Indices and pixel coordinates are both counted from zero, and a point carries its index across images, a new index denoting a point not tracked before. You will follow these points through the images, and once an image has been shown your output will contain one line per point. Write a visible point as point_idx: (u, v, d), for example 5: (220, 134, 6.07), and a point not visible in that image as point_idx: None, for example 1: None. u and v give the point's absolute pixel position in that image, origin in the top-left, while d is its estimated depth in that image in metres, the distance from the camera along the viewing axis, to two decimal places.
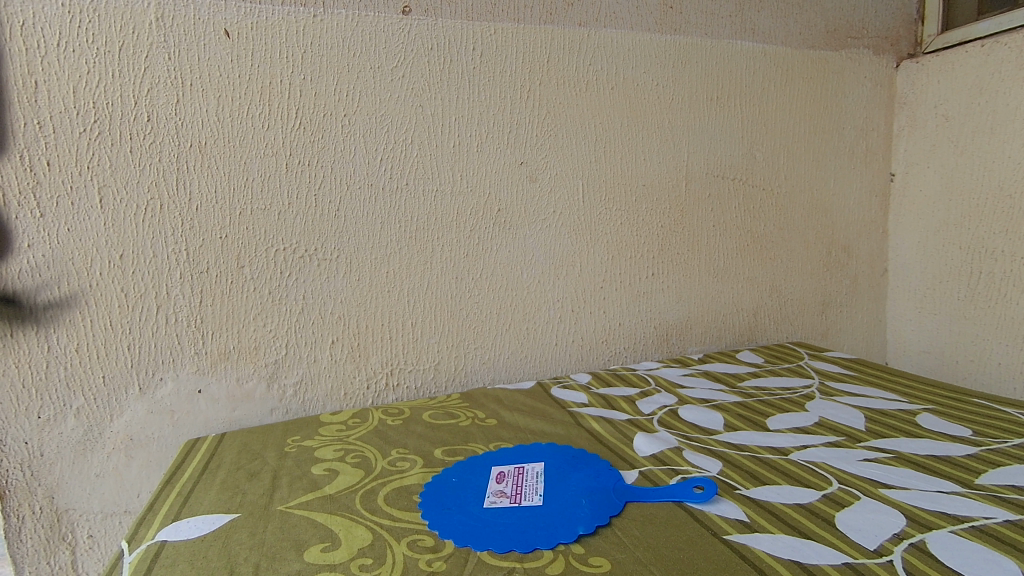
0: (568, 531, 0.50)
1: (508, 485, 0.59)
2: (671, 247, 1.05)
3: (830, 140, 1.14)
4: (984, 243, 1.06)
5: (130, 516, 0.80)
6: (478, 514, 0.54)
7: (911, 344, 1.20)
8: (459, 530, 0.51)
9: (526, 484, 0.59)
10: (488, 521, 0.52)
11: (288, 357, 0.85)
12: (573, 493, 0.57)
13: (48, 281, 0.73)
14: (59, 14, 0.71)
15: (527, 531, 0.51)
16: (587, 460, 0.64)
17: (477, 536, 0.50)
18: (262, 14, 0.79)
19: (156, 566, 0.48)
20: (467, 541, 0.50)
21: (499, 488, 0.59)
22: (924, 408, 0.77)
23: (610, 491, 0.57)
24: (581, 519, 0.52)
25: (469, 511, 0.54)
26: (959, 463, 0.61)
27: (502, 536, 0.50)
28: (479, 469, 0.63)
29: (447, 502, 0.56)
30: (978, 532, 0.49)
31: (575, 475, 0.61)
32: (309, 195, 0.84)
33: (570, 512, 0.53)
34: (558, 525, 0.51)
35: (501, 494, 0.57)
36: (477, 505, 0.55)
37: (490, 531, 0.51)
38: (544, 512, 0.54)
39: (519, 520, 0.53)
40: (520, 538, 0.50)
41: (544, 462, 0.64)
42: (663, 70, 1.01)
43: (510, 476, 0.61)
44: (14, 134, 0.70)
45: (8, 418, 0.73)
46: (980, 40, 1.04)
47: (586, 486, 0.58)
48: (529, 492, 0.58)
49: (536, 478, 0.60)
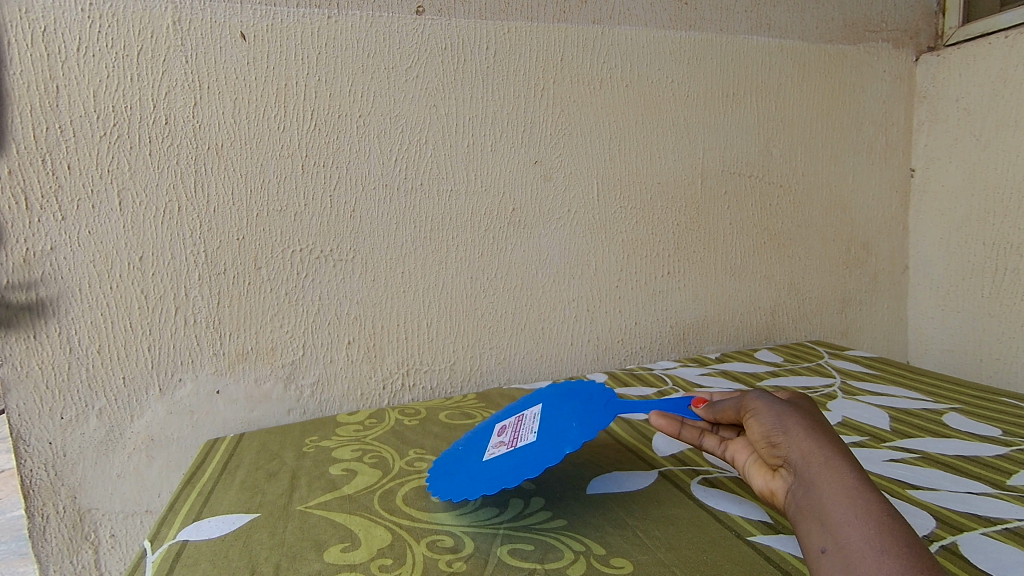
0: (555, 454, 0.51)
1: (507, 434, 0.60)
2: (688, 245, 1.04)
3: (849, 135, 1.13)
4: (1008, 239, 1.04)
5: (151, 516, 0.81)
6: (477, 469, 0.56)
7: (933, 342, 1.18)
8: (457, 488, 0.54)
9: (522, 424, 0.60)
10: (483, 471, 0.54)
11: (305, 357, 0.86)
12: (564, 419, 0.57)
13: (70, 284, 0.74)
14: (79, 19, 0.72)
15: (517, 467, 0.52)
16: (584, 387, 0.65)
17: (471, 489, 0.52)
18: (277, 16, 0.80)
19: (178, 565, 0.48)
20: (462, 496, 0.52)
21: (499, 438, 0.60)
22: (950, 408, 0.75)
23: (601, 411, 0.57)
24: (570, 440, 0.52)
25: (473, 471, 0.56)
26: (988, 464, 0.60)
27: (493, 480, 0.51)
28: (484, 432, 0.65)
29: (450, 468, 0.59)
30: (1011, 534, 0.47)
31: (568, 404, 0.61)
32: (325, 196, 0.84)
33: (561, 435, 0.54)
34: (545, 451, 0.52)
35: (500, 444, 0.58)
36: (477, 463, 0.57)
37: (483, 479, 0.52)
38: (537, 443, 0.54)
39: (515, 458, 0.53)
40: (508, 475, 0.51)
41: (542, 401, 0.65)
42: (678, 66, 1.00)
43: (509, 425, 0.62)
44: (37, 138, 0.71)
45: (32, 418, 0.74)
46: (1003, 32, 1.02)
47: (580, 411, 0.59)
48: (524, 430, 0.58)
49: (531, 416, 0.61)
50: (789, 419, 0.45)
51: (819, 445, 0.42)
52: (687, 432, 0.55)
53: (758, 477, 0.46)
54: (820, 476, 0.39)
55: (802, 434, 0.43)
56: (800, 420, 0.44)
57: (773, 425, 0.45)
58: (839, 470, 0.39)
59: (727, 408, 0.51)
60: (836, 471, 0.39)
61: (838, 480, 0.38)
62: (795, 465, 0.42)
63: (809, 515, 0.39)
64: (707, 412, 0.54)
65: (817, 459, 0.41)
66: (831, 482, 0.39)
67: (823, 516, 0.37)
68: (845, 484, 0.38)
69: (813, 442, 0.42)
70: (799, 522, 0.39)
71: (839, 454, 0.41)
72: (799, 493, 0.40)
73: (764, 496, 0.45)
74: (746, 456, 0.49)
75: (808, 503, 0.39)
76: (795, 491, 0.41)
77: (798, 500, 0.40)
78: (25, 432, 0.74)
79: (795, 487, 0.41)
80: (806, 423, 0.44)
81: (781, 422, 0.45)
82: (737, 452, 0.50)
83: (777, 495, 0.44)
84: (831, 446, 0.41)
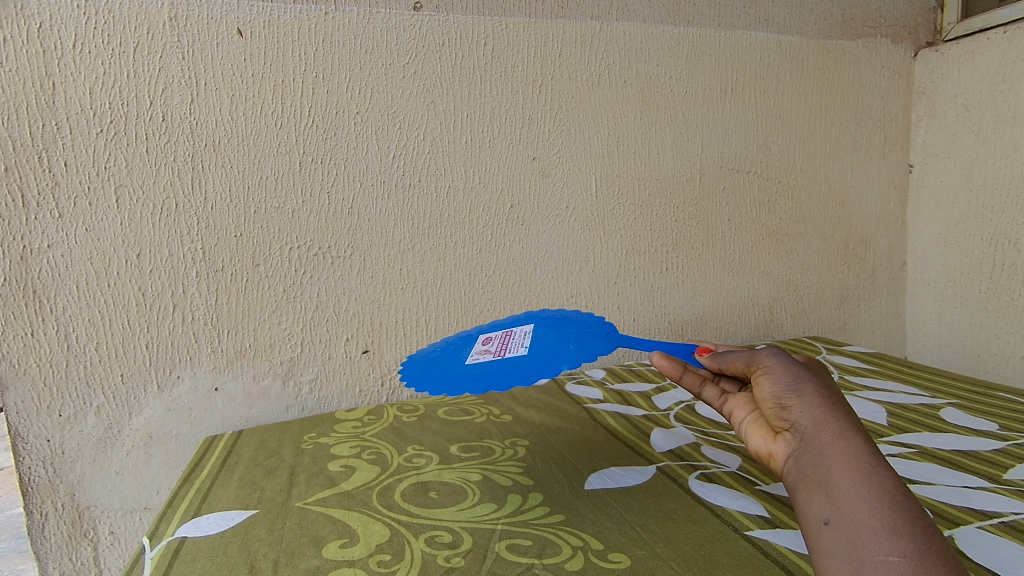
0: (553, 368, 0.54)
1: (494, 346, 0.62)
2: (686, 241, 1.04)
3: (847, 131, 1.12)
4: (1007, 235, 1.04)
5: (150, 513, 0.81)
6: (459, 370, 0.57)
7: (931, 338, 1.18)
8: (434, 382, 0.55)
9: (511, 341, 0.62)
10: (466, 373, 0.56)
11: (304, 354, 0.86)
12: (561, 342, 0.60)
13: (68, 281, 0.74)
14: (75, 15, 0.71)
15: (506, 375, 0.54)
16: (579, 320, 0.68)
17: (450, 384, 0.53)
18: (274, 13, 0.79)
19: (176, 562, 0.48)
20: (440, 389, 0.53)
21: (484, 349, 0.62)
22: (947, 402, 0.75)
23: (599, 339, 0.61)
24: (567, 359, 0.56)
25: (455, 369, 0.58)
26: (985, 458, 0.60)
27: (480, 382, 0.53)
28: (469, 341, 0.66)
29: (424, 369, 0.60)
30: (1008, 527, 0.47)
31: (561, 331, 0.64)
32: (323, 193, 0.84)
33: (556, 354, 0.57)
34: (542, 366, 0.55)
35: (486, 353, 0.60)
36: (459, 365, 0.59)
37: (468, 380, 0.54)
38: (529, 357, 0.57)
39: (505, 366, 0.56)
40: (498, 380, 0.53)
41: (532, 325, 0.67)
42: (677, 62, 1.00)
43: (496, 339, 0.64)
44: (33, 135, 0.71)
45: (30, 416, 0.74)
46: (1002, 27, 1.02)
47: (576, 339, 0.61)
48: (514, 346, 0.61)
49: (522, 334, 0.63)
50: (805, 383, 0.43)
51: (834, 414, 0.40)
52: (689, 377, 0.53)
53: (757, 437, 0.45)
54: (831, 446, 0.38)
55: (816, 401, 0.41)
56: (815, 385, 0.42)
57: (787, 387, 0.43)
58: (853, 442, 0.38)
59: (737, 360, 0.49)
60: (850, 443, 0.38)
61: (851, 453, 0.37)
62: (804, 431, 0.40)
63: (813, 484, 0.38)
64: (712, 362, 0.52)
65: (831, 429, 0.39)
66: (844, 454, 0.37)
67: (830, 487, 0.36)
68: (859, 458, 0.37)
69: (828, 410, 0.40)
70: (800, 489, 0.38)
71: (853, 426, 0.39)
72: (805, 460, 0.39)
73: (761, 456, 0.44)
74: (746, 414, 0.48)
75: (814, 471, 0.38)
76: (800, 456, 0.40)
77: (803, 466, 0.39)
78: (23, 430, 0.74)
79: (801, 453, 0.40)
80: (822, 390, 0.42)
81: (796, 385, 0.43)
82: (737, 408, 0.49)
83: (776, 457, 0.42)
84: (845, 416, 0.40)
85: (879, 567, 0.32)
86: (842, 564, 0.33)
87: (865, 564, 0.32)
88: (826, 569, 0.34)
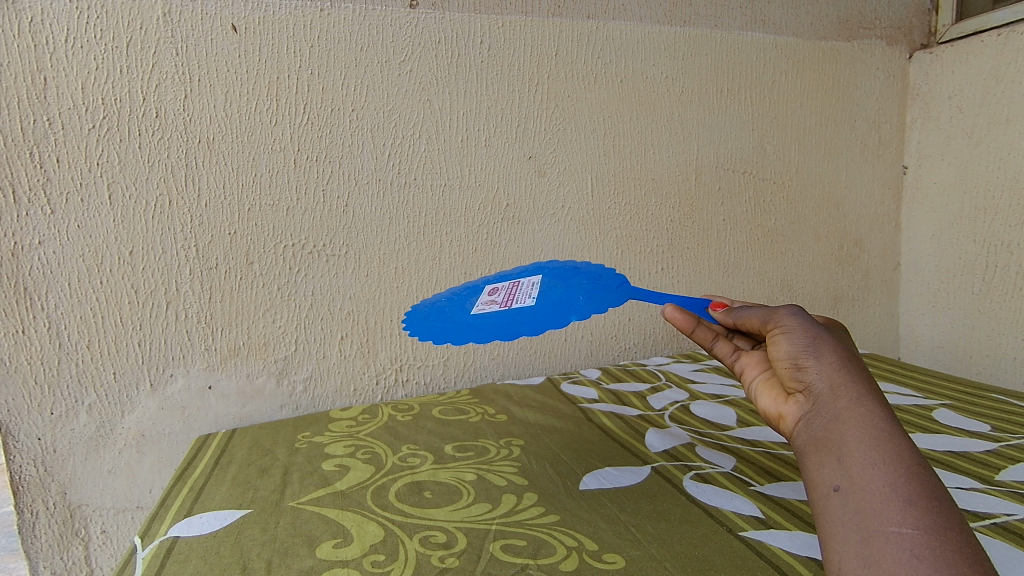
0: (560, 319, 0.56)
1: (500, 294, 0.62)
2: (681, 240, 1.04)
3: (843, 131, 1.13)
4: (999, 237, 1.05)
5: (142, 512, 0.80)
6: (463, 318, 0.58)
7: (924, 339, 1.19)
8: (438, 332, 0.57)
9: (517, 290, 0.62)
10: (472, 321, 0.57)
11: (298, 353, 0.85)
12: (570, 292, 0.61)
13: (59, 278, 0.74)
14: (68, 10, 0.71)
15: (514, 323, 0.56)
16: (589, 272, 0.68)
17: (454, 334, 0.55)
18: (269, 9, 0.79)
19: (168, 562, 0.48)
20: (444, 339, 0.55)
21: (489, 299, 0.61)
22: (939, 403, 0.76)
23: (611, 289, 0.61)
24: (576, 311, 0.57)
25: (461, 317, 0.59)
26: (977, 459, 0.60)
27: (486, 332, 0.54)
28: (474, 290, 0.66)
29: (429, 318, 0.61)
30: (999, 528, 0.48)
31: (568, 283, 0.64)
32: (318, 190, 0.83)
33: (564, 306, 0.58)
34: (550, 315, 0.56)
35: (492, 302, 0.60)
36: (464, 314, 0.59)
37: (473, 328, 0.55)
38: (536, 306, 0.58)
39: (512, 314, 0.57)
40: (503, 329, 0.55)
41: (540, 277, 0.66)
42: (673, 62, 1.00)
43: (503, 290, 0.63)
44: (24, 131, 0.70)
45: (20, 414, 0.74)
46: (996, 30, 1.03)
47: (585, 291, 0.62)
48: (521, 296, 0.61)
49: (528, 284, 0.63)
50: (825, 344, 0.42)
51: (851, 378, 0.39)
52: (701, 332, 0.53)
53: (767, 397, 0.45)
54: (846, 411, 0.38)
55: (835, 362, 0.40)
56: (834, 347, 0.41)
57: (805, 347, 0.42)
58: (871, 409, 0.37)
59: (752, 317, 0.48)
60: (867, 410, 0.37)
61: (867, 420, 0.37)
62: (819, 394, 0.40)
63: (825, 449, 0.38)
64: (728, 317, 0.51)
65: (848, 394, 0.39)
66: (859, 421, 0.37)
67: (843, 454, 0.36)
68: (875, 425, 0.37)
69: (845, 373, 0.40)
70: (810, 453, 0.38)
71: (871, 392, 0.39)
72: (817, 424, 0.39)
73: (770, 416, 0.44)
74: (756, 373, 0.48)
75: (826, 436, 0.38)
76: (812, 420, 0.40)
77: (815, 431, 0.39)
78: (14, 428, 0.74)
79: (814, 416, 0.40)
80: (841, 351, 0.41)
81: (814, 345, 0.42)
82: (749, 366, 0.49)
83: (786, 419, 0.42)
84: (863, 380, 0.39)
85: (890, 538, 0.32)
86: (851, 532, 0.34)
87: (876, 534, 0.33)
88: (832, 536, 0.35)
